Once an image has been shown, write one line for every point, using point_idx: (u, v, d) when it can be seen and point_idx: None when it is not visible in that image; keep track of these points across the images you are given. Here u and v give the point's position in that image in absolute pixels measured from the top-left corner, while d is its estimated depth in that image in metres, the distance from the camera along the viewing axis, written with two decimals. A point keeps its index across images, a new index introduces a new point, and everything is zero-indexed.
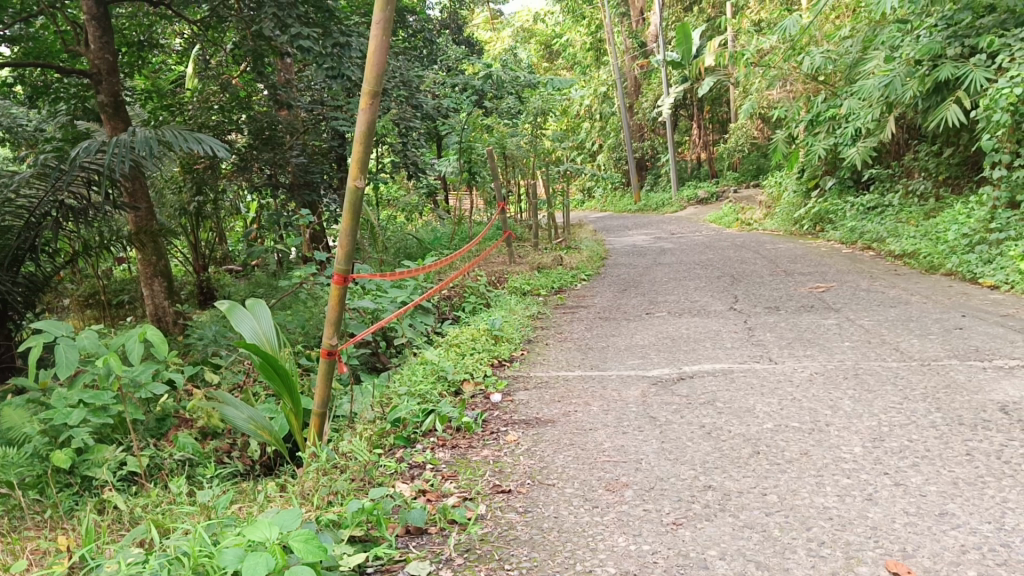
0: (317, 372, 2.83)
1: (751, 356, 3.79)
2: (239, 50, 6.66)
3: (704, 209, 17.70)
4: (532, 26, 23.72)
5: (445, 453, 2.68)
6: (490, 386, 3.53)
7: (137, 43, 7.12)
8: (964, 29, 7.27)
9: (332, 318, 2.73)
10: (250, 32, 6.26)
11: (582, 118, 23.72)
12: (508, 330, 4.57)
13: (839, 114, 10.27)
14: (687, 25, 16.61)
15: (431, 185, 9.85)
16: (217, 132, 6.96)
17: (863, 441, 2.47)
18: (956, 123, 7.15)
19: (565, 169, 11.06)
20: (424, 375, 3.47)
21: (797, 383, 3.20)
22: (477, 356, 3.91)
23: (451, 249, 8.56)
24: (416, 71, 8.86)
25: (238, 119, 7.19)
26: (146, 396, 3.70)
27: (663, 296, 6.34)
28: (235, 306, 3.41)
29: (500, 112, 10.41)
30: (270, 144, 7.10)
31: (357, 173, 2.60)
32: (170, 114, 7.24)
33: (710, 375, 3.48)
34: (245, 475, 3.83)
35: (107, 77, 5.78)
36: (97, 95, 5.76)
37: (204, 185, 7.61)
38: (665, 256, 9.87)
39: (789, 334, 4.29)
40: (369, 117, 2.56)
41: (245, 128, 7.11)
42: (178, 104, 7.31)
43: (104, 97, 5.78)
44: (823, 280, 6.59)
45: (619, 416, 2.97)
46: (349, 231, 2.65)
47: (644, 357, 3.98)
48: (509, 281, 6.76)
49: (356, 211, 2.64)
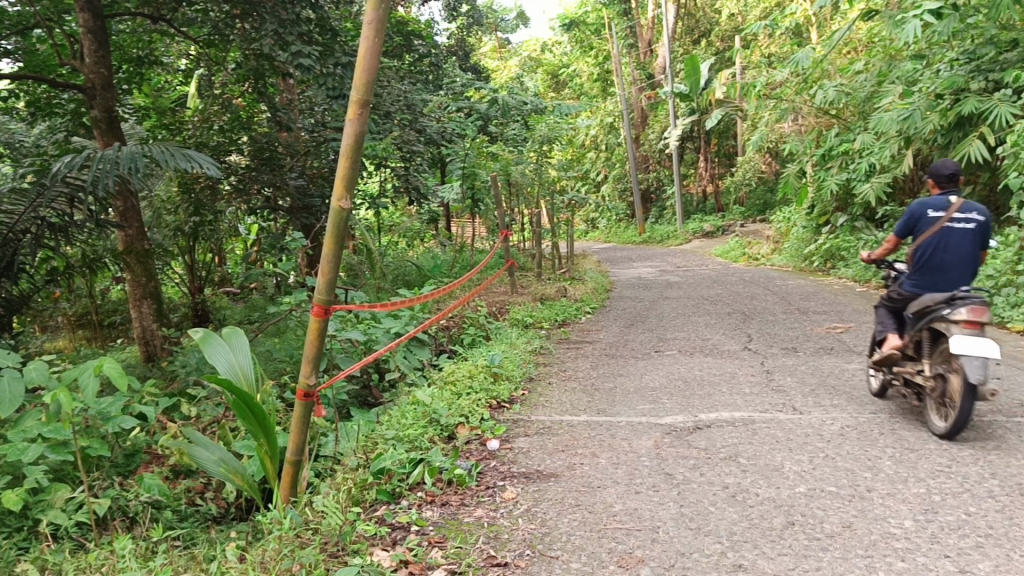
0: (293, 416, 2.52)
1: (773, 403, 3.47)
2: (241, 68, 6.44)
3: (709, 243, 17.44)
4: (539, 55, 23.65)
5: (433, 512, 2.36)
6: (488, 431, 3.22)
7: (137, 59, 6.82)
8: (988, 64, 7.05)
9: (312, 353, 2.43)
10: (253, 53, 5.96)
11: (588, 148, 23.55)
12: (508, 367, 4.25)
13: (853, 148, 10.04)
14: (696, 57, 16.47)
15: (433, 212, 9.59)
16: (215, 152, 6.72)
17: (913, 513, 2.15)
18: (979, 159, 6.87)
19: (570, 198, 10.82)
20: (415, 419, 3.16)
21: (828, 438, 2.89)
22: (475, 396, 3.60)
23: (451, 277, 8.28)
24: (423, 95, 8.64)
25: (238, 139, 6.95)
26: (112, 431, 3.40)
27: (672, 332, 6.04)
28: (210, 336, 3.10)
29: (506, 139, 10.18)
30: (269, 164, 6.87)
31: (343, 190, 2.31)
32: (170, 132, 7.00)
33: (729, 425, 3.17)
34: (218, 520, 3.53)
35: (101, 91, 5.51)
36: (90, 110, 5.48)
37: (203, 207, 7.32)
38: (672, 290, 9.59)
39: (811, 379, 3.97)
40: (358, 128, 2.28)
41: (245, 148, 6.88)
42: (178, 123, 7.10)
43: (97, 112, 5.51)
44: (840, 320, 6.29)
45: (630, 471, 2.65)
46: (332, 256, 2.35)
47: (656, 401, 3.66)
48: (511, 312, 6.47)
49: (341, 233, 2.35)
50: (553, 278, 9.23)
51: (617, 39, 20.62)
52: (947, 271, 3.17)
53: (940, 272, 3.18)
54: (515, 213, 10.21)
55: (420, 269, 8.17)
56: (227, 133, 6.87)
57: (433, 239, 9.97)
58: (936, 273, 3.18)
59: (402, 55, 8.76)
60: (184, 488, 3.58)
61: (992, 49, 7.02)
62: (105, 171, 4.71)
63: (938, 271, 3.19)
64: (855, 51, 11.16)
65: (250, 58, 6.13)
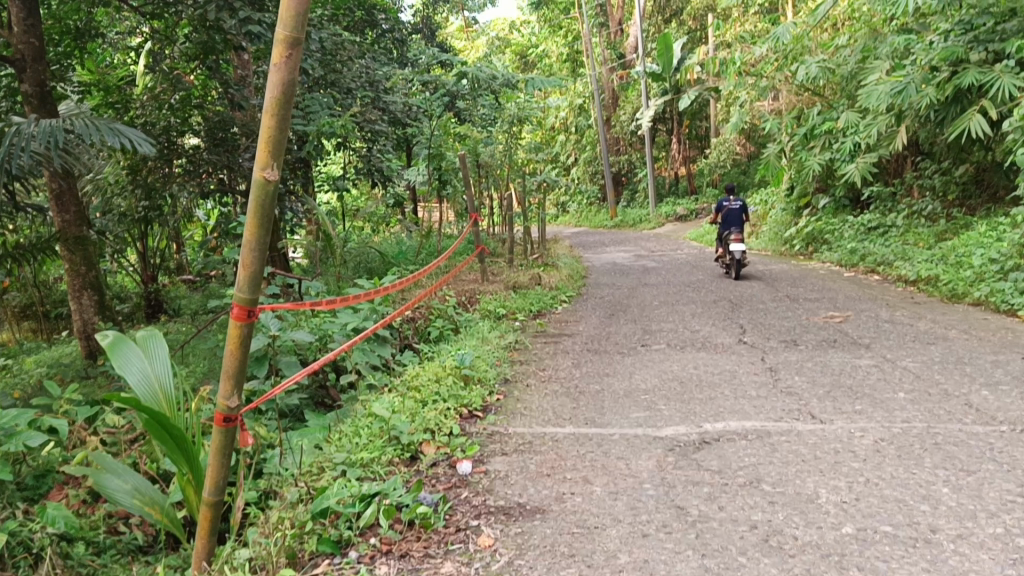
0: (211, 446, 2.00)
1: (787, 410, 3.01)
2: (189, 45, 5.69)
3: (683, 227, 17.09)
4: (506, 35, 23.05)
5: (389, 569, 1.87)
6: (458, 449, 2.71)
7: (75, 32, 5.78)
8: (987, 34, 6.65)
9: (236, 367, 1.90)
10: (202, 25, 5.22)
11: (557, 131, 23.04)
12: (481, 368, 3.75)
13: (836, 127, 9.67)
14: (670, 35, 16.00)
15: (398, 195, 9.04)
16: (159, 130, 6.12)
17: (1002, 567, 1.70)
18: (980, 134, 6.49)
19: (542, 179, 10.34)
20: (369, 439, 2.65)
21: (863, 456, 2.43)
22: (442, 404, 3.10)
23: (418, 265, 7.74)
24: (388, 70, 8.06)
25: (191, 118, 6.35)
26: (13, 450, 2.84)
27: (658, 323, 5.58)
28: (121, 342, 2.56)
29: (474, 118, 9.61)
30: (223, 145, 6.28)
31: (269, 153, 1.77)
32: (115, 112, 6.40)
33: (742, 440, 2.70)
34: (144, 549, 2.92)
35: (32, 64, 4.74)
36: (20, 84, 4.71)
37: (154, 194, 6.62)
38: (651, 276, 9.15)
39: (823, 379, 3.51)
40: (284, 75, 1.73)
41: (199, 129, 6.27)
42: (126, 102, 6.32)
43: (28, 86, 4.73)
44: (835, 308, 5.88)
45: (633, 504, 2.17)
46: (257, 243, 1.81)
47: (651, 408, 3.18)
48: (482, 302, 5.97)
49: (267, 213, 1.81)
50: (526, 264, 8.73)
51: (587, 18, 20.09)
52: (731, 223, 8.33)
53: (729, 224, 8.35)
54: (485, 197, 9.70)
55: (384, 256, 7.62)
56: (179, 113, 6.22)
57: (399, 224, 9.42)
58: (727, 224, 8.31)
59: (364, 29, 8.17)
60: (106, 512, 3.00)
61: (989, 19, 6.62)
62: (19, 146, 4.08)
63: (728, 225, 8.35)
64: (836, 26, 10.75)
65: (200, 32, 5.35)
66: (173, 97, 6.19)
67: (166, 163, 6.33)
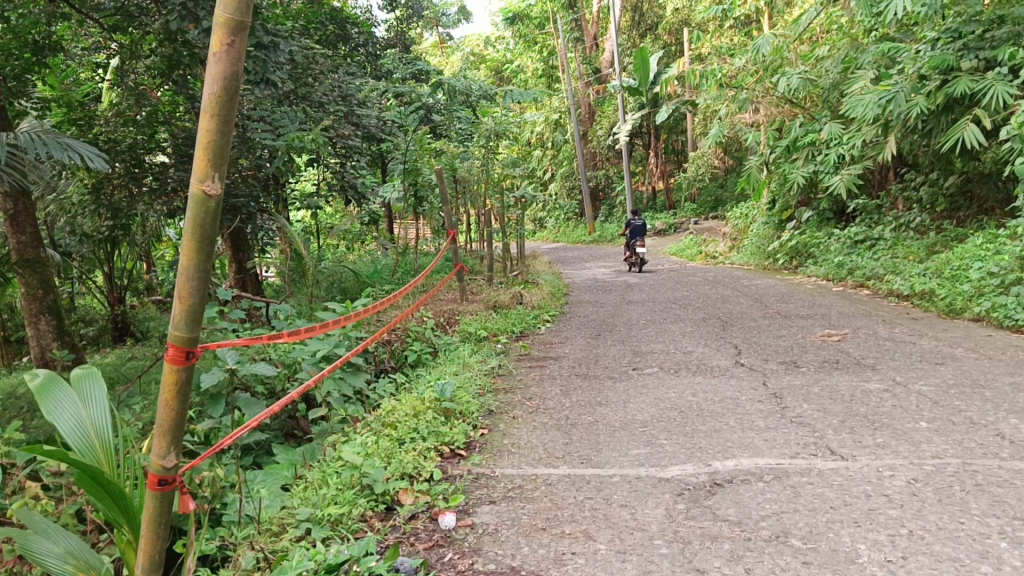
0: (144, 515, 1.66)
1: (803, 445, 2.73)
2: (155, 60, 5.25)
3: (663, 241, 16.93)
4: (481, 50, 22.86)
5: None
6: (439, 498, 2.39)
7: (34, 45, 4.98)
8: (976, 41, 6.46)
9: (174, 419, 1.57)
10: (167, 39, 4.74)
11: (534, 146, 22.87)
12: (462, 399, 3.44)
13: (819, 138, 9.51)
14: (646, 49, 15.89)
15: (372, 212, 8.74)
16: (121, 147, 5.77)
17: None
18: (974, 144, 6.30)
19: (521, 195, 10.10)
20: (337, 489, 2.33)
21: (899, 502, 2.14)
22: (420, 444, 2.79)
23: (394, 284, 7.44)
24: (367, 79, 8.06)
25: (159, 137, 5.98)
26: None
27: (648, 344, 5.30)
28: (51, 381, 2.21)
29: (450, 133, 9.30)
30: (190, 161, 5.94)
31: (209, 162, 1.45)
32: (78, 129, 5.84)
33: (759, 481, 2.40)
34: None
35: None
36: None
37: (117, 214, 6.22)
38: (635, 292, 8.90)
39: (834, 407, 3.25)
40: (225, 67, 1.42)
41: (166, 146, 5.91)
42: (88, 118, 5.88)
43: None
44: (830, 325, 5.63)
45: (646, 568, 1.86)
46: (195, 270, 1.49)
47: (651, 443, 2.89)
48: (462, 323, 5.67)
49: (208, 234, 1.49)
50: (506, 282, 8.42)
51: (563, 32, 19.97)
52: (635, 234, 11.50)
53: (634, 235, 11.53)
54: (462, 213, 9.43)
55: (358, 275, 7.29)
56: (145, 129, 5.83)
57: (374, 242, 9.10)
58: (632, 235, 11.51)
59: (336, 44, 7.87)
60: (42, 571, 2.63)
61: (977, 27, 6.45)
62: None
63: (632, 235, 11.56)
64: (815, 39, 10.63)
65: (165, 45, 4.98)
66: (139, 113, 5.82)
67: (131, 181, 5.93)
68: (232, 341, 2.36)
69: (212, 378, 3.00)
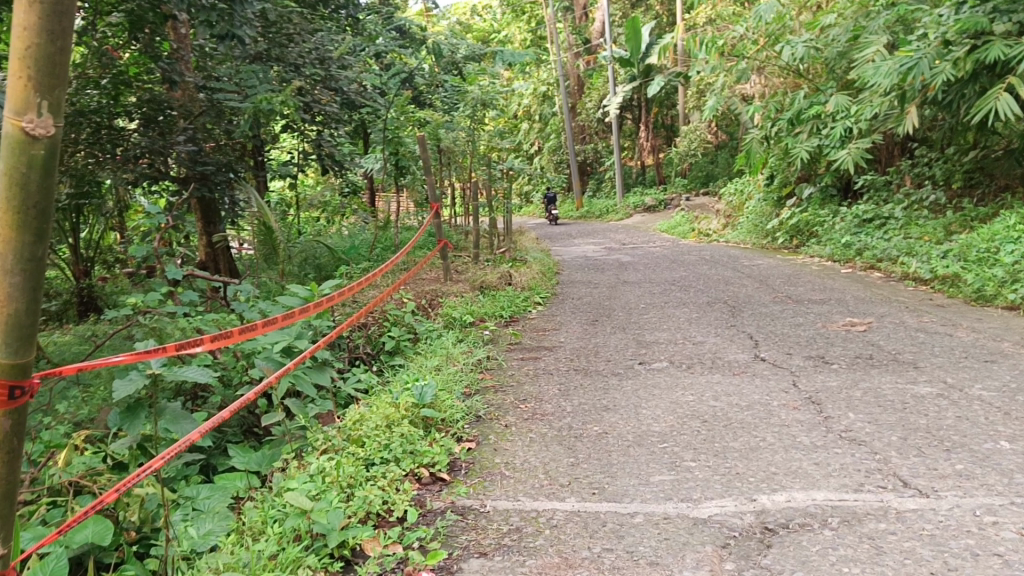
0: None
1: (866, 473, 2.21)
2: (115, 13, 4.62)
3: (652, 218, 16.42)
4: (466, 19, 22.08)
5: None
6: (412, 550, 1.84)
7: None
8: (1008, 3, 5.81)
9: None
10: None
11: (520, 118, 22.21)
12: (446, 404, 2.89)
13: (825, 111, 8.97)
14: (638, 18, 15.25)
15: (352, 184, 8.12)
16: (89, 114, 5.01)
17: None
18: (1007, 115, 5.78)
19: (508, 166, 9.54)
20: (277, 544, 1.79)
21: (1021, 567, 1.64)
22: (391, 469, 2.25)
23: (373, 260, 6.87)
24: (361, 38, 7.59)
25: (126, 100, 5.25)
26: None
27: (652, 332, 4.75)
28: None
29: (435, 100, 8.60)
30: (155, 127, 5.27)
31: (30, 82, 0.82)
32: None
33: (824, 528, 1.88)
34: None
35: None
36: None
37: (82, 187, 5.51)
38: (630, 271, 8.37)
39: (887, 417, 2.74)
40: None
41: (132, 111, 5.22)
42: None
43: None
44: (851, 312, 5.13)
45: None
46: (14, 259, 0.87)
47: (677, 467, 2.35)
48: (445, 305, 5.13)
49: (39, 204, 0.87)
50: (493, 259, 7.85)
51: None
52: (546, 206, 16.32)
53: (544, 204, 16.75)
54: (445, 185, 8.83)
55: (334, 251, 6.70)
56: (114, 94, 5.08)
57: (354, 215, 8.51)
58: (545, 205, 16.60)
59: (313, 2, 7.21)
60: None
61: None
62: None
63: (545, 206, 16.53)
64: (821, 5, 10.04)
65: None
66: (103, 76, 5.02)
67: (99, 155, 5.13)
68: (161, 349, 1.83)
69: (128, 387, 2.41)
